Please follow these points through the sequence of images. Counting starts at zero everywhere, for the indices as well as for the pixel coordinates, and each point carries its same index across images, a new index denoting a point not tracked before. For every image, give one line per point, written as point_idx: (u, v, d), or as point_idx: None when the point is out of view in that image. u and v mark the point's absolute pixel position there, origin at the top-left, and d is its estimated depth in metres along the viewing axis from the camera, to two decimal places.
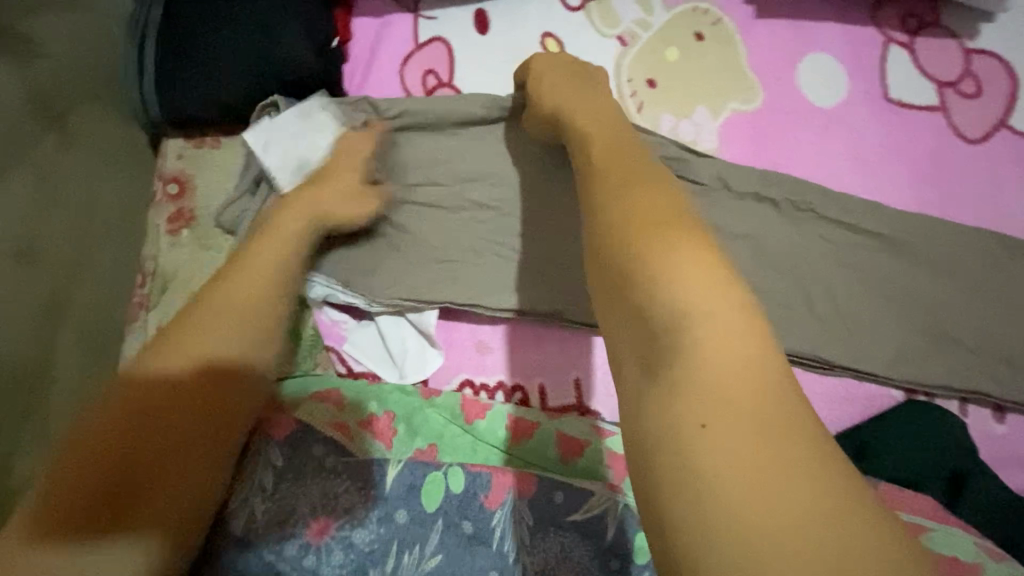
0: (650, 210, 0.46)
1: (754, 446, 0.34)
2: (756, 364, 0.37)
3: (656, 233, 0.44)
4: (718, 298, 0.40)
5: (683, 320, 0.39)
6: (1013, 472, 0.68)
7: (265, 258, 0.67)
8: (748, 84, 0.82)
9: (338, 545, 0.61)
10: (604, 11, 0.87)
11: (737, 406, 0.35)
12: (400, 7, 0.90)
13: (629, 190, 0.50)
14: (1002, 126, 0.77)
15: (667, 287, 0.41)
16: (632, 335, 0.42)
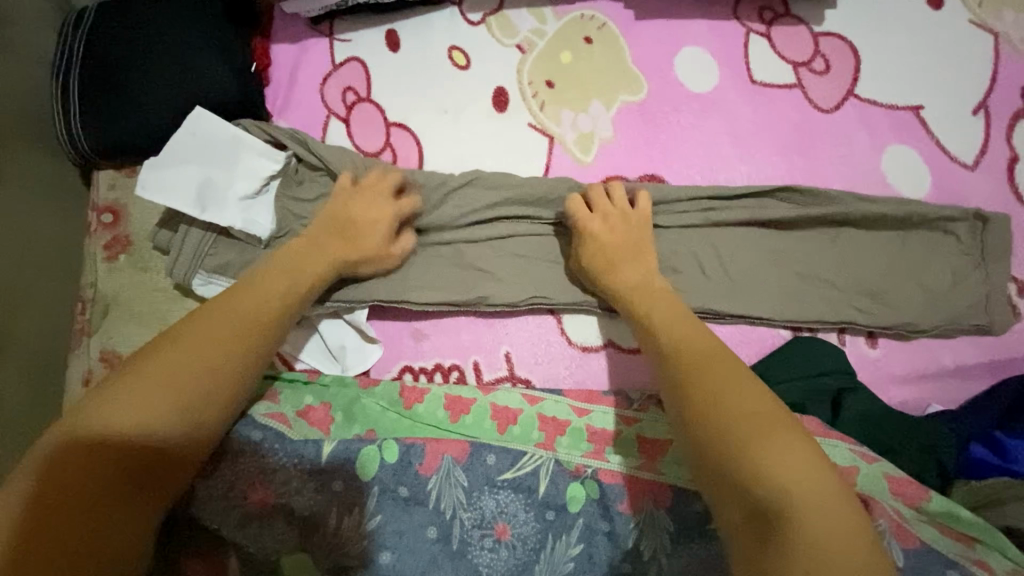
0: (708, 367, 0.62)
1: (822, 514, 0.49)
2: (806, 456, 0.53)
3: (713, 385, 0.60)
4: (780, 430, 0.55)
5: (746, 437, 0.55)
6: (888, 389, 0.80)
7: (266, 296, 0.69)
8: (633, 79, 0.93)
9: (278, 513, 0.66)
10: (502, 24, 0.96)
11: (798, 487, 0.51)
12: (316, 32, 0.97)
13: (697, 361, 0.63)
14: (850, 96, 0.90)
15: (754, 442, 0.54)
16: (719, 466, 0.55)
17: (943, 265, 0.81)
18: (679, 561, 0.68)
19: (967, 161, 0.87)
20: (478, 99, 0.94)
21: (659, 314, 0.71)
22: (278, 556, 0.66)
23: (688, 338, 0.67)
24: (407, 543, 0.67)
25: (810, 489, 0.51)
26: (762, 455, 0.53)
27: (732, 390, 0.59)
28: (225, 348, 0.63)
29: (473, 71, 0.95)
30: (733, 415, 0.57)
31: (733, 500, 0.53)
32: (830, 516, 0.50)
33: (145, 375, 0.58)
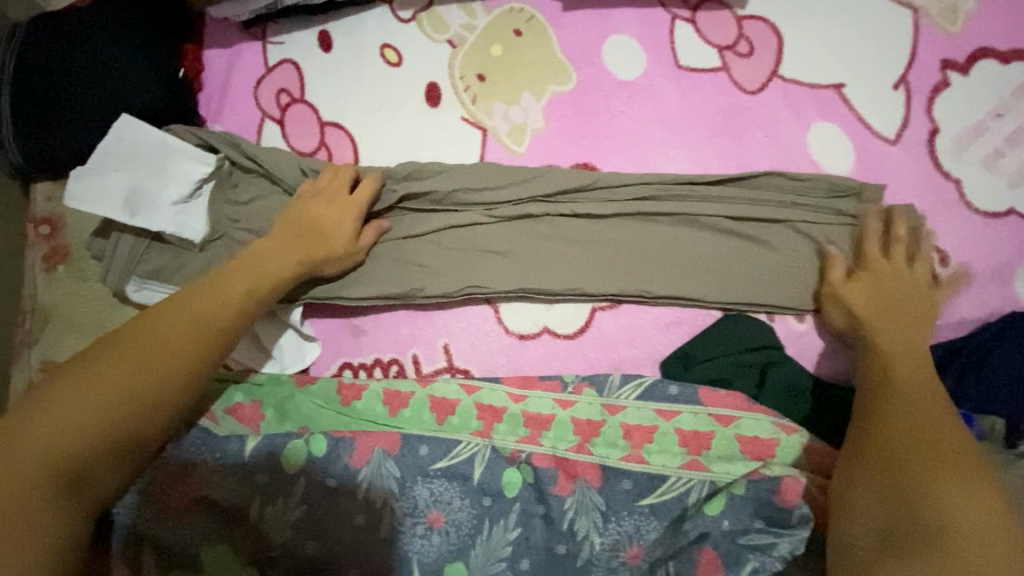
0: (901, 375, 0.71)
1: (981, 535, 0.53)
2: (967, 485, 0.57)
3: (919, 402, 0.67)
4: (942, 448, 0.61)
5: (897, 452, 0.62)
6: (816, 361, 0.82)
7: (223, 299, 0.71)
8: (563, 69, 0.94)
9: (197, 506, 0.70)
10: (433, 20, 0.97)
11: (946, 506, 0.56)
12: (249, 36, 0.97)
13: (916, 372, 0.71)
14: (773, 77, 0.91)
15: (937, 468, 0.59)
16: (910, 482, 0.59)
17: (865, 239, 0.83)
18: (610, 539, 0.69)
19: (889, 136, 0.89)
20: (411, 96, 0.95)
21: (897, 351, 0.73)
22: (199, 547, 0.69)
23: (906, 332, 0.75)
24: (332, 532, 0.69)
25: (947, 495, 0.57)
26: (903, 470, 0.60)
27: (922, 407, 0.66)
28: (183, 347, 0.66)
29: (406, 68, 0.96)
30: (888, 433, 0.64)
31: (880, 508, 0.59)
32: (957, 506, 0.55)
33: (124, 354, 0.63)
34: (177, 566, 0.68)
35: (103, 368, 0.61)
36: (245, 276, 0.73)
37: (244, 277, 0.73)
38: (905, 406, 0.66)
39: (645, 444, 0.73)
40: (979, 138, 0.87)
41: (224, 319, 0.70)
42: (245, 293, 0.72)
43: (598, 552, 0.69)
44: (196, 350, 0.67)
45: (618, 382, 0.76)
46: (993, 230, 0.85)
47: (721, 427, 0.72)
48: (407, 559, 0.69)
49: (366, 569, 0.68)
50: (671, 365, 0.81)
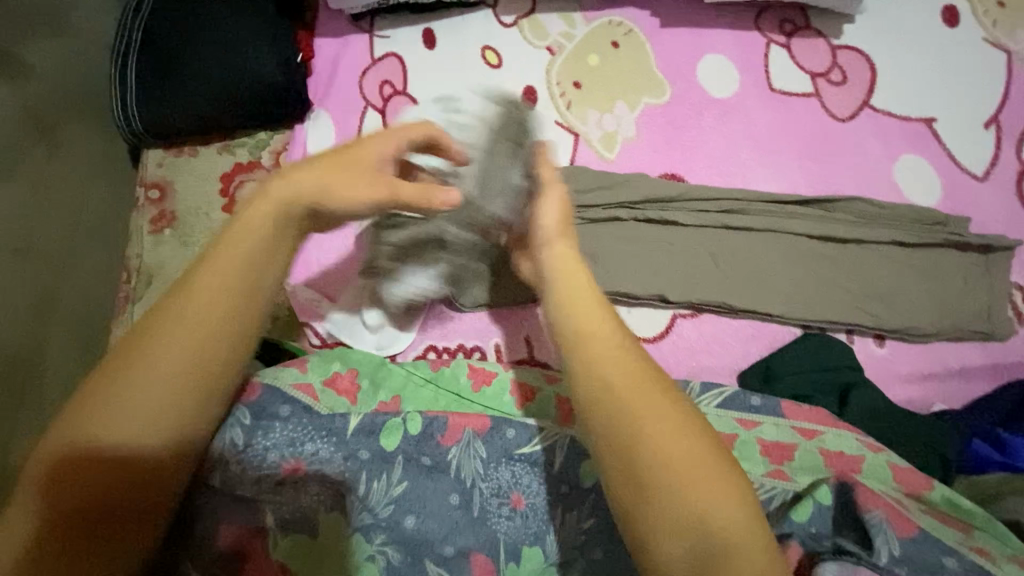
0: (661, 423, 0.52)
1: (702, 508, 0.49)
2: (700, 464, 0.51)
3: (663, 435, 0.51)
4: (672, 432, 0.51)
5: (715, 510, 0.49)
6: (896, 388, 0.82)
7: (172, 351, 0.55)
8: (657, 83, 0.97)
9: (311, 479, 0.70)
10: (533, 27, 1.01)
11: (686, 490, 0.50)
12: (357, 28, 1.02)
13: (622, 360, 0.55)
14: (865, 106, 0.94)
15: (651, 442, 0.51)
16: (632, 477, 0.51)
17: (950, 271, 0.84)
18: None
19: (976, 172, 0.90)
20: (508, 97, 0.98)
21: (602, 350, 0.56)
22: (317, 513, 0.69)
23: (636, 374, 0.54)
24: (431, 509, 0.71)
25: (750, 544, 0.49)
26: (709, 516, 0.49)
27: (693, 451, 0.51)
28: (122, 425, 0.53)
29: (504, 70, 1.00)
30: (693, 495, 0.50)
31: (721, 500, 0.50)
32: (755, 552, 0.48)
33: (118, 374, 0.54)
34: (297, 531, 0.68)
35: (98, 413, 0.53)
36: (195, 304, 0.56)
37: (217, 276, 0.57)
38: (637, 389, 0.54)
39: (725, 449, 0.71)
40: None
41: (167, 384, 0.55)
42: (211, 335, 0.56)
43: None
44: (154, 391, 0.54)
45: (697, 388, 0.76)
46: None
47: (803, 440, 0.71)
48: (494, 538, 0.70)
49: (460, 547, 0.70)
50: (751, 377, 0.82)
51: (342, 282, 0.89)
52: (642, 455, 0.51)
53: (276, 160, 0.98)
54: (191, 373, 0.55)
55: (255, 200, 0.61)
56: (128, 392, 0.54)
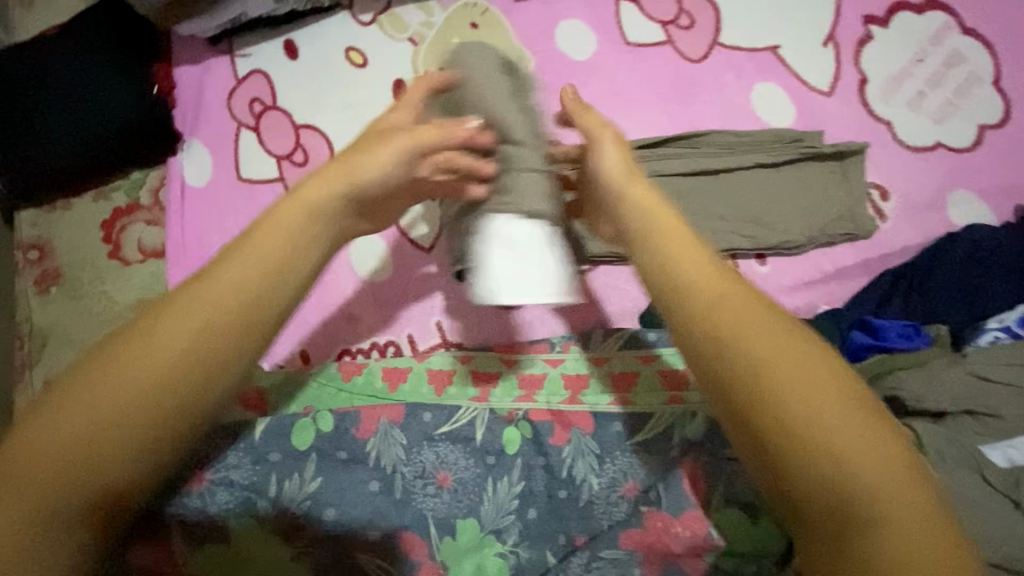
0: (798, 375, 0.48)
1: (842, 483, 0.46)
2: (869, 447, 0.46)
3: (808, 395, 0.47)
4: (827, 402, 0.47)
5: (839, 441, 0.46)
6: (782, 299, 0.88)
7: (162, 347, 0.51)
8: (520, 56, 1.00)
9: (218, 487, 0.72)
10: (392, 21, 1.02)
11: (850, 466, 0.46)
12: (216, 51, 1.01)
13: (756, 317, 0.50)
14: (714, 45, 0.99)
15: (790, 413, 0.47)
16: (792, 454, 0.47)
17: (810, 184, 0.90)
18: (608, 477, 0.73)
19: (822, 89, 0.96)
20: (380, 95, 1.00)
21: (695, 279, 0.53)
22: (228, 520, 0.71)
23: (750, 308, 0.50)
24: (351, 498, 0.72)
25: (892, 490, 0.45)
26: (819, 468, 0.46)
27: (827, 392, 0.48)
28: (43, 451, 0.49)
29: (372, 69, 1.01)
30: (823, 429, 0.46)
31: (886, 469, 0.46)
32: (903, 506, 0.45)
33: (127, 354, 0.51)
34: (207, 540, 0.70)
35: (106, 382, 0.50)
36: (199, 292, 0.53)
37: (253, 256, 0.55)
38: (773, 352, 0.49)
39: (630, 390, 0.78)
40: (903, 83, 0.95)
41: (171, 350, 0.51)
42: (207, 321, 0.52)
43: (598, 490, 0.73)
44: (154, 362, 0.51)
45: (601, 337, 0.83)
46: (928, 163, 0.91)
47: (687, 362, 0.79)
48: (420, 516, 0.73)
49: (386, 531, 0.71)
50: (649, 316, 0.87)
51: None
52: (784, 412, 0.47)
53: (155, 197, 0.95)
54: (185, 354, 0.51)
55: (289, 209, 0.60)
56: (140, 369, 0.50)
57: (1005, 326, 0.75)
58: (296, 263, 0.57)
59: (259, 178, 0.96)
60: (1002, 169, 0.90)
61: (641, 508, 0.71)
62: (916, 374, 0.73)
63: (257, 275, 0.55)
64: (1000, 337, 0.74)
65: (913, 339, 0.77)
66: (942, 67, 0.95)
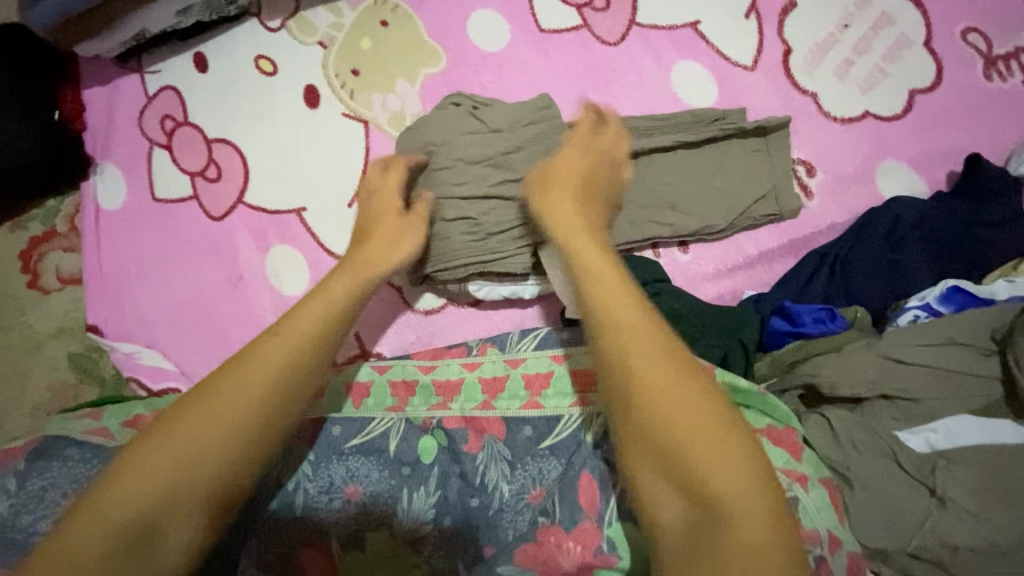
0: (663, 382, 0.53)
1: (695, 474, 0.49)
2: (709, 438, 0.50)
3: (662, 388, 0.52)
4: (686, 393, 0.52)
5: (693, 436, 0.50)
6: (706, 287, 0.85)
7: (227, 412, 0.58)
8: (432, 51, 0.97)
9: None
10: (300, 25, 0.99)
11: (693, 454, 0.50)
12: (125, 70, 0.99)
13: (629, 318, 0.56)
14: (632, 26, 0.94)
15: (649, 406, 0.52)
16: (642, 447, 0.52)
17: (733, 163, 0.85)
18: (517, 484, 0.72)
19: (745, 63, 0.91)
20: (289, 102, 0.97)
21: (603, 282, 0.59)
22: None
23: (615, 299, 0.57)
24: (251, 516, 0.72)
25: (731, 489, 0.48)
26: (655, 456, 0.51)
27: (682, 397, 0.52)
28: (119, 510, 0.53)
29: (282, 76, 0.98)
30: (673, 430, 0.51)
31: (730, 462, 0.49)
32: (736, 483, 0.48)
33: (199, 418, 0.57)
34: None
35: (179, 436, 0.56)
36: (261, 366, 0.60)
37: (295, 330, 0.63)
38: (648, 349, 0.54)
39: (543, 390, 0.77)
40: (829, 51, 0.90)
41: (245, 409, 0.58)
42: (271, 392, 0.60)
43: (507, 498, 0.71)
44: (216, 420, 0.57)
45: (516, 337, 0.81)
46: (855, 134, 0.87)
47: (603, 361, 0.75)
48: (324, 532, 0.71)
49: (284, 549, 0.71)
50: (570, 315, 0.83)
51: (166, 329, 0.89)
52: (634, 397, 0.53)
53: (71, 224, 0.95)
54: (259, 414, 0.59)
55: (338, 281, 0.69)
56: (210, 431, 0.57)
57: (925, 303, 0.72)
58: (340, 329, 0.66)
59: (172, 198, 0.94)
60: (932, 135, 0.86)
61: (538, 522, 0.68)
62: (829, 362, 0.70)
63: (305, 338, 0.63)
64: (920, 316, 0.71)
65: (828, 324, 0.73)
66: (869, 31, 0.90)
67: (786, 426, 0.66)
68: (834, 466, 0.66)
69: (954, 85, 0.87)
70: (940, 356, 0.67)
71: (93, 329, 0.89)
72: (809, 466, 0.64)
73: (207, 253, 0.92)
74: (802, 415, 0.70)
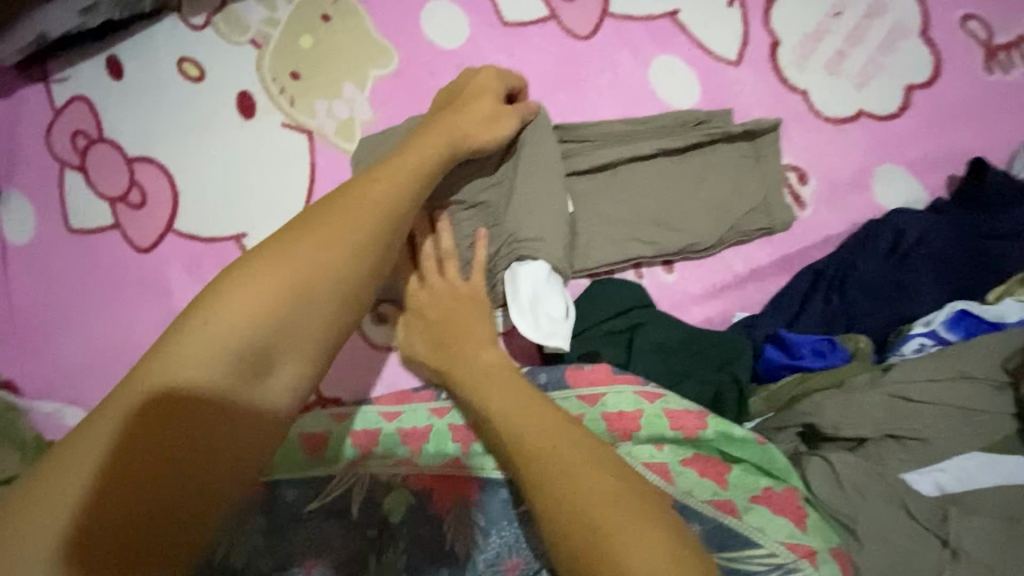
0: (544, 444, 0.56)
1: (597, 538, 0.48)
2: (591, 482, 0.52)
3: (541, 450, 0.56)
4: (561, 442, 0.56)
5: (590, 506, 0.50)
6: (694, 310, 0.77)
7: (307, 272, 0.54)
8: (381, 49, 0.85)
9: None
10: (229, 21, 0.86)
11: (580, 513, 0.50)
12: (27, 79, 0.86)
13: (501, 377, 0.64)
14: (605, 16, 0.84)
15: (533, 471, 0.55)
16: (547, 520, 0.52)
17: (720, 172, 0.77)
18: (492, 552, 0.66)
19: (729, 58, 0.82)
20: (220, 111, 0.84)
21: (475, 371, 0.66)
22: None
23: (479, 362, 0.67)
24: None
25: (623, 534, 0.48)
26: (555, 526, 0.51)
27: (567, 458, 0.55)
28: (206, 359, 0.49)
29: (210, 81, 0.85)
30: (549, 470, 0.54)
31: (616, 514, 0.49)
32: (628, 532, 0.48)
33: (262, 283, 0.53)
34: None
35: (228, 320, 0.51)
36: (278, 259, 0.54)
37: (383, 187, 0.61)
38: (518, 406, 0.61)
39: None
40: (820, 42, 0.82)
41: (307, 285, 0.54)
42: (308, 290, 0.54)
43: (482, 570, 0.65)
44: (289, 293, 0.53)
45: None
46: (849, 135, 0.80)
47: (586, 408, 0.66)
48: None
49: None
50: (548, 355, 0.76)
51: (92, 380, 0.79)
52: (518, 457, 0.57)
53: None
54: (305, 308, 0.54)
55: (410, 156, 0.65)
56: (263, 290, 0.53)
57: (930, 330, 0.67)
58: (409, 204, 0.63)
59: (90, 227, 0.82)
60: (931, 135, 0.79)
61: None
62: (833, 399, 0.64)
63: (385, 208, 0.61)
64: (927, 344, 0.66)
65: (828, 357, 0.68)
66: (864, 19, 0.82)
67: (786, 488, 0.62)
68: (843, 521, 0.60)
69: (954, 79, 0.81)
70: (950, 392, 0.62)
71: (6, 385, 0.79)
72: (816, 536, 0.59)
73: (132, 291, 0.81)
74: (800, 458, 0.64)
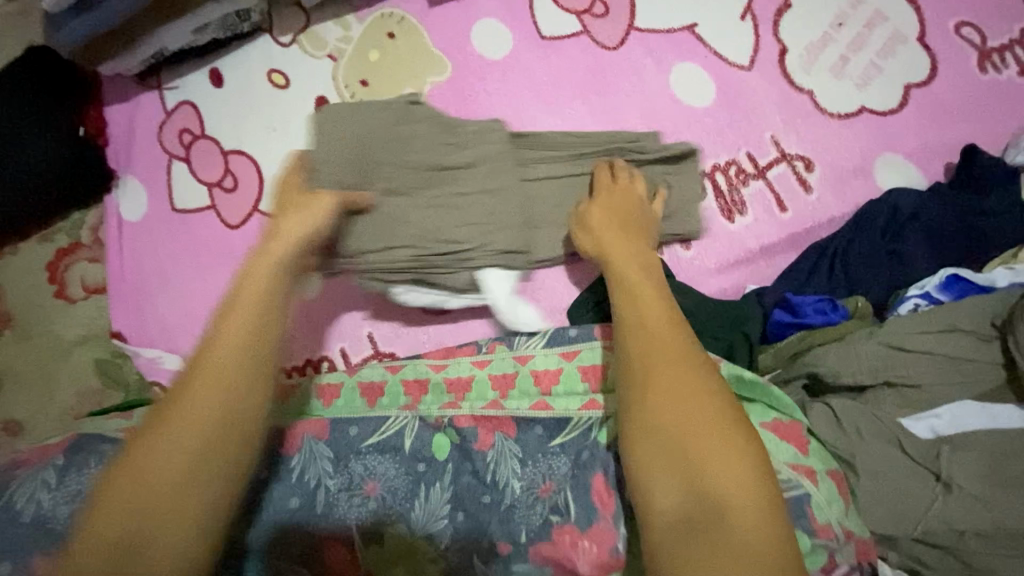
0: (677, 387, 0.58)
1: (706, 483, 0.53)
2: (708, 429, 0.56)
3: (668, 389, 0.58)
4: (689, 387, 0.58)
5: (706, 451, 0.55)
6: (711, 282, 0.86)
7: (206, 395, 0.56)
8: (437, 61, 0.99)
9: None
10: (311, 39, 1.02)
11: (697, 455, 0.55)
12: (145, 86, 1.03)
13: (652, 318, 0.64)
14: (632, 31, 0.96)
15: (662, 406, 0.58)
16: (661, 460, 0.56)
17: None
18: (528, 480, 0.75)
19: (742, 64, 0.93)
20: (301, 113, 1.00)
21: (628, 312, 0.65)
22: None
23: (632, 299, 0.67)
24: (269, 515, 0.75)
25: (730, 486, 0.53)
26: (667, 457, 0.56)
27: (702, 411, 0.57)
28: (141, 487, 0.53)
29: (294, 88, 1.01)
30: (672, 414, 0.57)
31: (727, 463, 0.54)
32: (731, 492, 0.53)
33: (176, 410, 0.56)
34: None
35: (156, 455, 0.54)
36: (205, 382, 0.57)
37: (238, 296, 0.62)
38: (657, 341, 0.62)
39: (552, 388, 0.80)
40: (825, 50, 0.92)
41: (213, 403, 0.56)
42: (208, 435, 0.55)
43: (519, 494, 0.74)
44: (213, 414, 0.56)
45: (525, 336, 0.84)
46: (853, 130, 0.88)
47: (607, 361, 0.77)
48: (343, 527, 0.74)
49: (309, 543, 0.74)
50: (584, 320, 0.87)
51: (186, 333, 0.93)
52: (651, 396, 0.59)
53: (95, 235, 1.00)
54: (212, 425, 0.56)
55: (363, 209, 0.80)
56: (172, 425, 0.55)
57: (926, 292, 0.74)
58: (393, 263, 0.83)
59: (190, 208, 0.98)
60: (928, 129, 0.88)
61: (550, 520, 0.71)
62: (834, 352, 0.72)
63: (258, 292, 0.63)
64: (921, 305, 0.74)
65: (829, 314, 0.76)
66: (864, 29, 0.91)
67: (791, 419, 0.69)
68: (842, 456, 0.67)
69: (950, 80, 0.89)
70: (941, 344, 0.69)
71: (118, 334, 0.96)
72: (817, 459, 0.66)
73: (221, 262, 0.95)
74: (807, 404, 0.72)
